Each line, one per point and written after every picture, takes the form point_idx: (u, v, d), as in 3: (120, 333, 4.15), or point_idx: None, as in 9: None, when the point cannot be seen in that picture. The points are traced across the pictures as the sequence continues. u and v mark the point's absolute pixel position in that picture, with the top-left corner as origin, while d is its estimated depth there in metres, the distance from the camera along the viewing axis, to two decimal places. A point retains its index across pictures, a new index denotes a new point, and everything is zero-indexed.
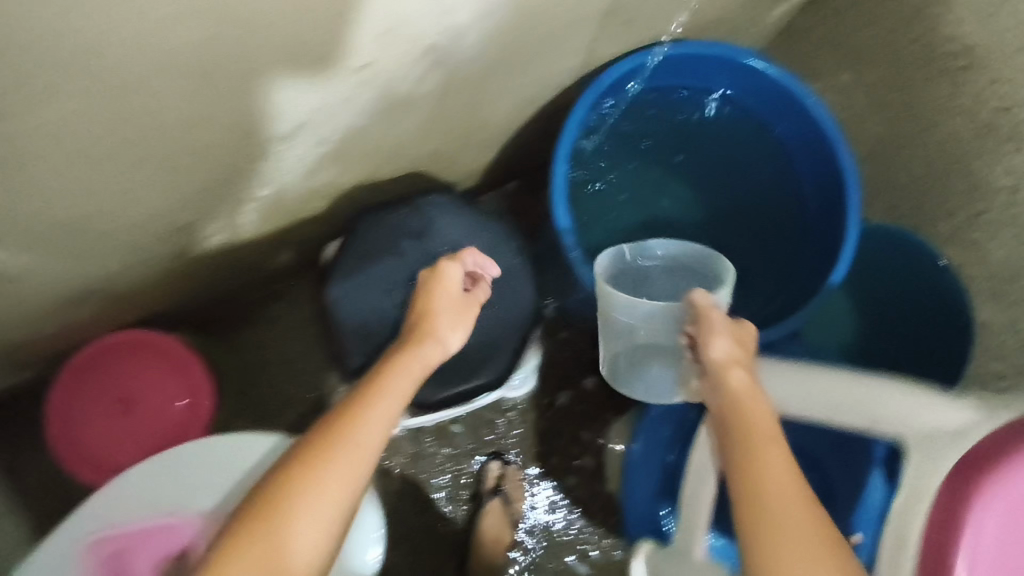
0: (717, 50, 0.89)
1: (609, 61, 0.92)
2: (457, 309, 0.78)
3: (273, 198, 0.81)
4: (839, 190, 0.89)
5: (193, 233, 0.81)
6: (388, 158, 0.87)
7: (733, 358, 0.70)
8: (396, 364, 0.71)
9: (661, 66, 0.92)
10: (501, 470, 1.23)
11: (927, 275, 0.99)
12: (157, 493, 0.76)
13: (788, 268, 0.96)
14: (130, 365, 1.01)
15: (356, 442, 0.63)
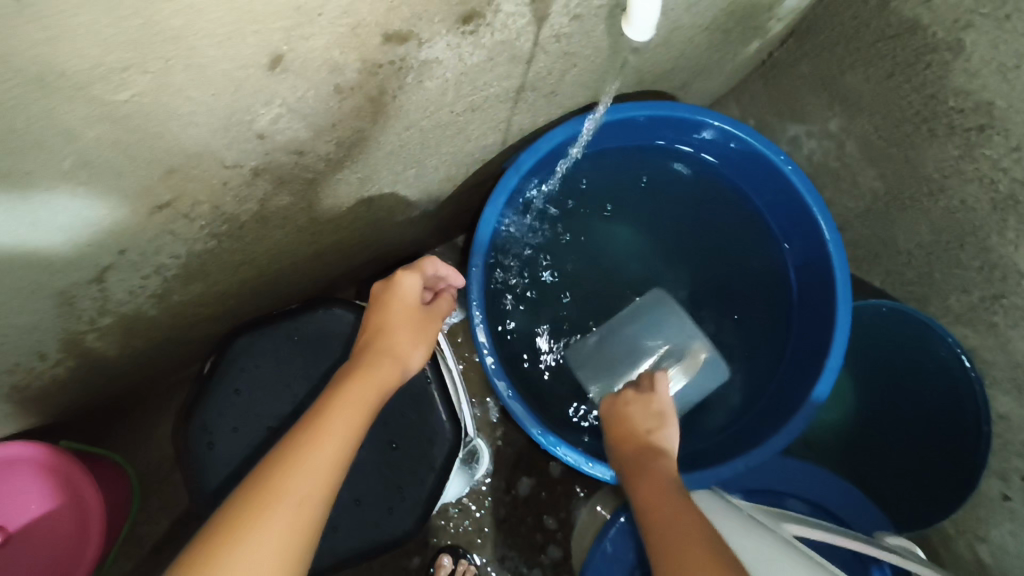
0: (669, 111, 0.73)
1: (540, 128, 0.76)
2: (409, 319, 0.65)
3: (121, 322, 0.66)
4: (825, 275, 0.73)
5: (27, 369, 0.66)
6: (271, 259, 0.72)
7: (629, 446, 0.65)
8: (344, 391, 0.56)
9: (603, 130, 0.76)
10: (452, 567, 1.06)
11: (943, 365, 0.82)
12: None
13: (769, 362, 0.80)
14: (10, 487, 0.86)
15: (291, 488, 0.47)
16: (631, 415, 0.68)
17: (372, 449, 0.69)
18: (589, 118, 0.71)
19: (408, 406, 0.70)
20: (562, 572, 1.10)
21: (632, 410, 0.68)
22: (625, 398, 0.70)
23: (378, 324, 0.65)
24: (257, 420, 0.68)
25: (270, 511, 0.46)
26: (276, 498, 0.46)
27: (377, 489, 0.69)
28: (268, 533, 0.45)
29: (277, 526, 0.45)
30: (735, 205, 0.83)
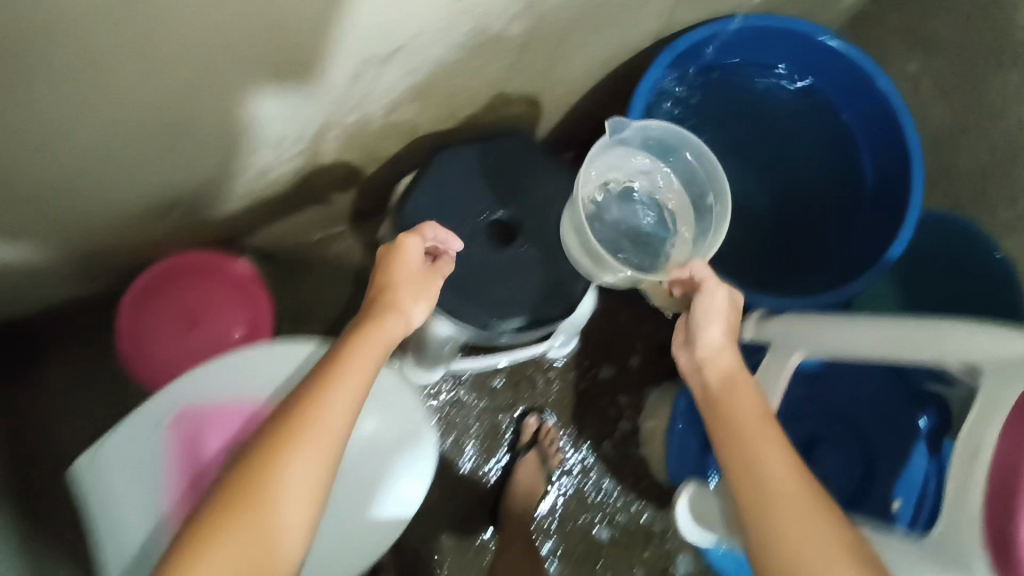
0: (797, 25, 0.88)
1: (684, 29, 0.91)
2: (410, 283, 0.72)
3: (355, 124, 0.85)
4: (905, 173, 0.88)
5: (277, 154, 0.85)
6: (466, 98, 0.90)
7: (728, 344, 0.72)
8: (355, 341, 0.64)
9: (736, 37, 0.91)
10: (538, 425, 1.25)
11: (984, 268, 0.97)
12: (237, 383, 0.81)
13: (840, 251, 0.94)
14: (200, 286, 1.08)
15: (308, 437, 0.56)
16: (727, 313, 0.74)
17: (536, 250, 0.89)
18: (735, 19, 0.87)
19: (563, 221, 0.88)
20: (631, 442, 1.29)
21: (729, 314, 0.74)
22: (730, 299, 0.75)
23: (383, 285, 0.71)
24: (454, 215, 0.88)
25: (302, 439, 0.56)
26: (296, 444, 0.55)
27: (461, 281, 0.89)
28: (301, 458, 0.55)
29: (311, 458, 0.55)
30: (820, 123, 0.98)
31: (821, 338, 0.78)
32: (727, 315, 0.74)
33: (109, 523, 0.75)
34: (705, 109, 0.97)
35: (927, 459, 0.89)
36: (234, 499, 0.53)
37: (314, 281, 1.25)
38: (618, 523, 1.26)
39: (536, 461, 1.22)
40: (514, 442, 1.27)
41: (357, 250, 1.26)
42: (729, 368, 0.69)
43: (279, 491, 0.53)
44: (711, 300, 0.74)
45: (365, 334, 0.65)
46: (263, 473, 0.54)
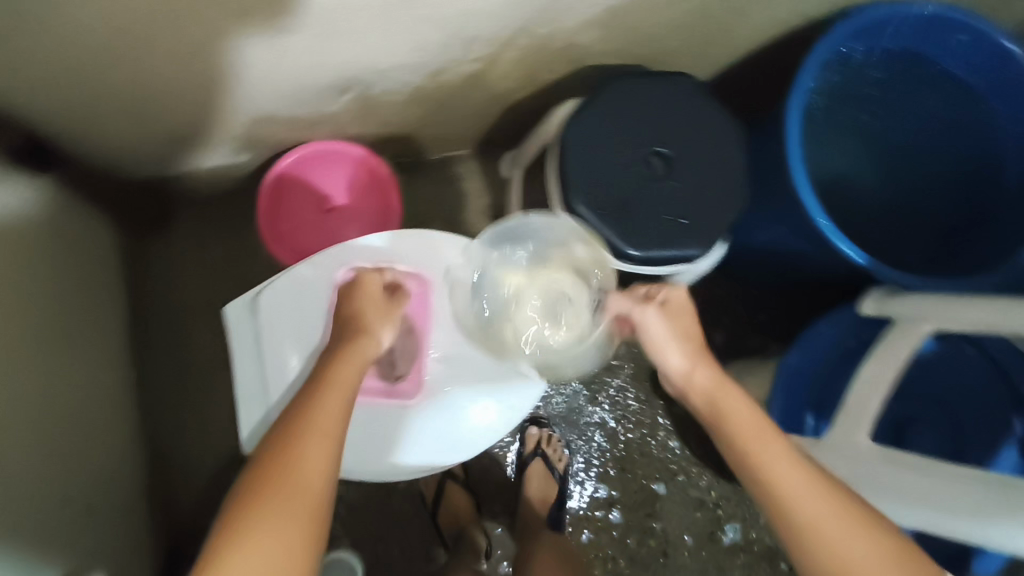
0: (974, 21, 0.88)
1: (860, 6, 0.92)
2: (373, 307, 0.82)
3: (540, 38, 0.90)
4: None
5: (464, 54, 0.90)
6: (642, 34, 0.94)
7: (692, 359, 0.80)
8: (335, 361, 0.72)
9: (910, 23, 0.92)
10: (538, 434, 1.27)
11: None
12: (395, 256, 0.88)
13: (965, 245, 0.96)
14: (348, 175, 1.15)
15: (317, 425, 0.63)
16: (679, 322, 0.83)
17: (691, 186, 0.90)
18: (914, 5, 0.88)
19: (719, 161, 0.90)
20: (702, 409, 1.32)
21: (678, 313, 0.84)
22: (668, 302, 0.84)
23: (351, 312, 0.81)
24: (622, 130, 0.90)
25: (310, 433, 0.62)
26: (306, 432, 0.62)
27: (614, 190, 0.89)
28: (311, 444, 0.61)
29: (320, 440, 0.62)
30: (972, 119, 0.97)
31: (948, 319, 0.78)
32: (671, 317, 0.83)
33: (252, 355, 0.85)
34: (865, 88, 0.99)
35: (1015, 459, 0.89)
36: (261, 483, 0.58)
37: (434, 195, 1.30)
38: (675, 481, 1.31)
39: (542, 472, 1.25)
40: (519, 448, 1.30)
41: (478, 174, 1.31)
42: (708, 387, 0.77)
43: (302, 446, 0.61)
44: (654, 321, 0.83)
45: (342, 354, 0.73)
46: (284, 441, 0.61)
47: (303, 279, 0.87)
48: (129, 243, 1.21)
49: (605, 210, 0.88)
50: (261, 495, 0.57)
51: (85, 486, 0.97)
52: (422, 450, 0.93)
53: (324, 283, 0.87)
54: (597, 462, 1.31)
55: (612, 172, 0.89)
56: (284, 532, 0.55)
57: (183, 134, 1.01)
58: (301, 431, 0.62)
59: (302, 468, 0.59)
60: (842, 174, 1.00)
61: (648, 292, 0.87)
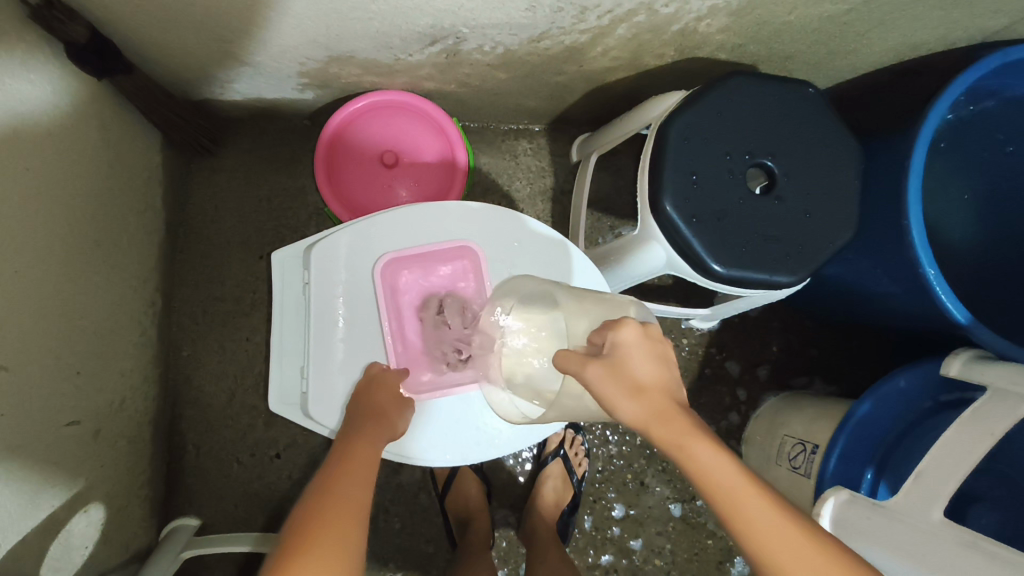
0: None
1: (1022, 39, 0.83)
2: (387, 393, 0.75)
3: (661, 17, 0.82)
4: None
5: (574, 22, 0.83)
6: (768, 32, 0.86)
7: (642, 413, 0.54)
8: (352, 445, 0.65)
9: None
10: (564, 436, 1.22)
11: None
12: (461, 231, 0.81)
13: None
14: (418, 133, 1.07)
15: (327, 510, 0.54)
16: (629, 376, 0.55)
17: (790, 208, 0.82)
18: None
19: (826, 186, 0.83)
20: (733, 437, 1.25)
21: (629, 359, 0.55)
22: (615, 350, 0.56)
23: (366, 396, 0.74)
24: (730, 133, 0.83)
25: (320, 519, 0.53)
26: (316, 518, 0.53)
27: (710, 195, 0.81)
28: (321, 535, 0.52)
29: (332, 525, 0.53)
30: None
31: None
32: (618, 372, 0.55)
33: (297, 309, 0.80)
34: (1004, 130, 0.91)
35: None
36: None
37: (495, 166, 1.23)
38: (693, 506, 1.25)
39: (560, 474, 1.20)
40: (540, 445, 1.25)
41: (545, 152, 1.24)
42: (671, 443, 0.53)
43: (320, 518, 0.53)
44: (598, 385, 0.56)
45: (358, 440, 0.66)
46: (304, 515, 0.54)
47: (361, 240, 0.79)
48: (175, 163, 1.16)
49: (698, 217, 0.81)
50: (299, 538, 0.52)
51: (97, 411, 0.93)
52: (440, 452, 0.80)
53: (378, 247, 0.80)
54: (615, 474, 1.25)
55: (710, 173, 0.82)
56: None
57: (254, 60, 0.95)
58: (319, 503, 0.55)
59: (329, 518, 0.53)
60: (935, 221, 0.94)
61: (595, 335, 0.59)
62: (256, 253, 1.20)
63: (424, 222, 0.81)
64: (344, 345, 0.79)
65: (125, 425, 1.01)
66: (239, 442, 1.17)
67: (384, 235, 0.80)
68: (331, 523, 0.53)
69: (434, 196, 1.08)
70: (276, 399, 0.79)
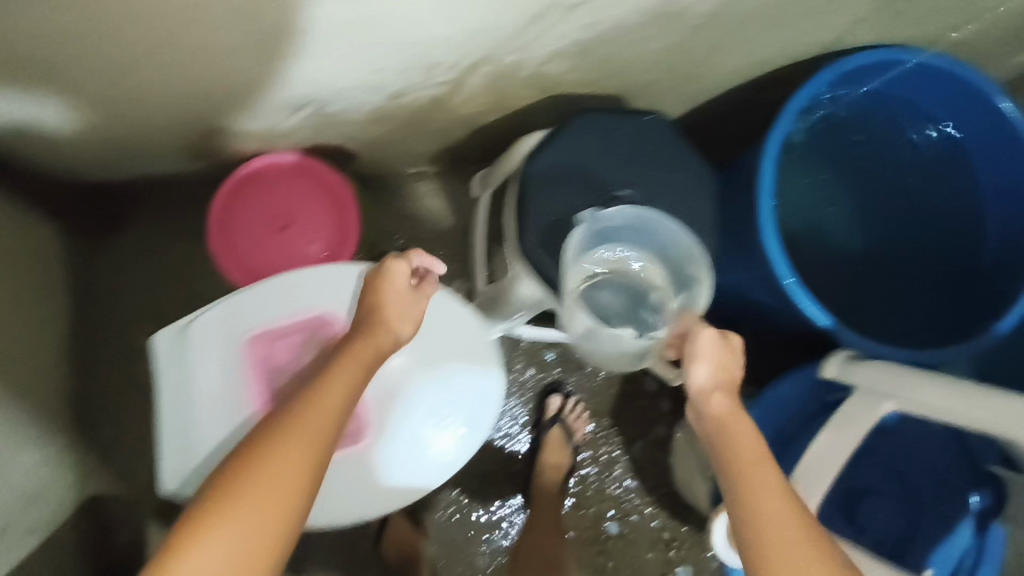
0: (975, 78, 0.84)
1: (858, 48, 0.89)
2: (397, 301, 0.77)
3: (506, 66, 0.84)
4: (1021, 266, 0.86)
5: (425, 80, 0.85)
6: (616, 67, 0.89)
7: (717, 381, 0.70)
8: (349, 351, 0.70)
9: (911, 73, 0.88)
10: (561, 405, 1.24)
11: None
12: (331, 292, 0.82)
13: (929, 317, 0.93)
14: (306, 195, 1.09)
15: (305, 419, 0.61)
16: (727, 363, 0.71)
17: (651, 237, 0.85)
18: (912, 55, 0.85)
19: (686, 212, 0.86)
20: (661, 449, 1.28)
21: (735, 354, 0.72)
22: (731, 341, 0.72)
23: (372, 304, 0.76)
24: (589, 169, 0.85)
25: (297, 429, 0.60)
26: (293, 425, 0.61)
27: (573, 232, 0.84)
28: (294, 442, 0.59)
29: (307, 437, 0.60)
30: (954, 186, 0.95)
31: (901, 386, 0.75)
32: (723, 353, 0.71)
33: (178, 391, 0.79)
34: (859, 132, 0.97)
35: (971, 537, 0.86)
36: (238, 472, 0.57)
37: (397, 210, 1.24)
38: (630, 521, 1.27)
39: (561, 439, 1.22)
40: (535, 417, 1.26)
41: (445, 191, 1.26)
42: (720, 413, 0.68)
43: (296, 428, 0.60)
44: (704, 343, 0.71)
45: (356, 348, 0.70)
46: (286, 420, 0.62)
47: (232, 313, 0.81)
48: (73, 245, 1.16)
49: (562, 255, 0.84)
50: (281, 432, 0.60)
51: (6, 509, 0.93)
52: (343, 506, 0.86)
53: (250, 318, 0.81)
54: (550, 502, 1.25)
55: (573, 211, 0.85)
56: (242, 533, 0.54)
57: (127, 142, 0.96)
58: (300, 411, 0.62)
59: (306, 423, 0.61)
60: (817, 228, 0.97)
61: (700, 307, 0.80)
62: (169, 324, 1.21)
63: (293, 289, 0.82)
64: (228, 419, 0.79)
65: (48, 514, 1.01)
66: (177, 511, 1.18)
67: (255, 305, 0.81)
68: (308, 426, 0.61)
69: (324, 258, 1.08)
70: (165, 482, 0.78)
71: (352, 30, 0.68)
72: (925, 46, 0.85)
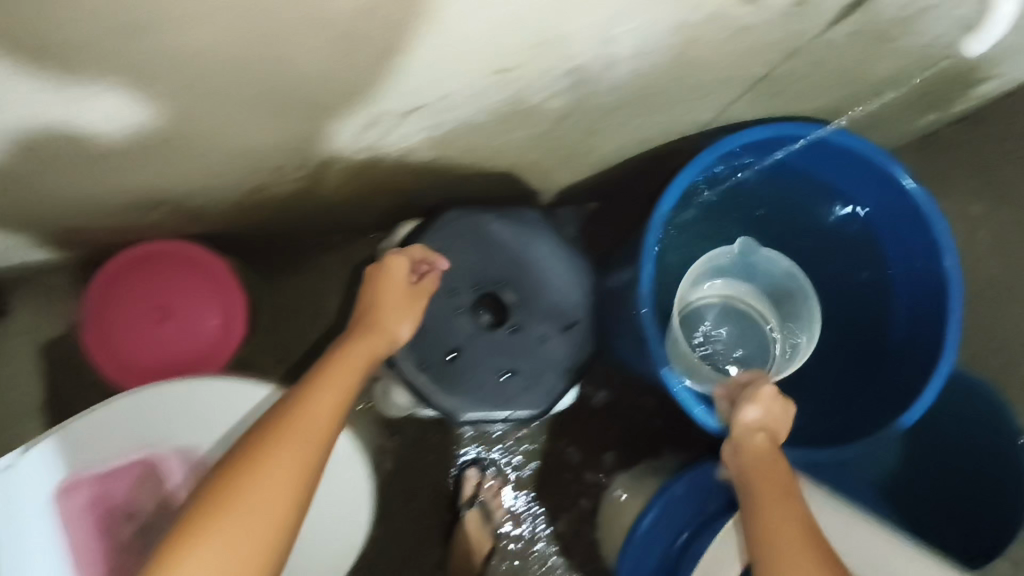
0: (875, 155, 0.80)
1: (754, 120, 0.84)
2: (395, 297, 0.74)
3: (362, 160, 0.77)
4: (928, 352, 0.81)
5: (277, 177, 0.78)
6: (489, 152, 0.83)
7: (765, 423, 0.75)
8: (341, 357, 0.69)
9: (810, 147, 0.84)
10: (478, 480, 1.19)
11: (984, 451, 0.91)
12: (165, 414, 0.77)
13: (833, 399, 0.90)
14: (186, 280, 1.01)
15: (293, 434, 0.62)
16: (774, 414, 0.75)
17: (527, 338, 0.81)
18: (807, 131, 0.80)
19: (564, 308, 0.81)
20: (587, 523, 1.22)
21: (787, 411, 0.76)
22: (762, 395, 0.76)
23: (370, 300, 0.74)
24: (460, 267, 0.80)
25: (284, 448, 0.61)
26: (280, 442, 0.61)
27: (442, 339, 0.80)
28: (282, 458, 0.60)
29: (295, 453, 0.61)
30: (860, 260, 0.91)
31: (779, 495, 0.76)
32: (767, 403, 0.76)
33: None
34: (759, 205, 0.94)
35: None
36: (228, 487, 0.59)
37: (299, 285, 1.17)
38: None
39: (478, 518, 1.17)
40: (453, 495, 1.21)
41: (351, 262, 1.19)
42: (759, 454, 0.73)
43: (281, 444, 0.61)
44: (756, 398, 0.75)
45: (346, 356, 0.69)
46: (273, 432, 0.62)
47: (56, 451, 0.73)
48: None
49: (430, 362, 0.80)
50: (268, 443, 0.61)
51: None
52: None
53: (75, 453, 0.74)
54: None
55: (444, 312, 0.81)
56: (235, 549, 0.56)
57: None
58: (286, 424, 0.62)
59: (291, 438, 0.62)
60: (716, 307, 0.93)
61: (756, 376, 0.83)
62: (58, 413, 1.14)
63: (121, 415, 0.76)
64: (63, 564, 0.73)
65: None
66: None
67: (79, 439, 0.74)
68: (296, 438, 0.62)
69: (213, 343, 1.03)
70: None
71: (158, 144, 0.62)
72: (821, 122, 0.80)
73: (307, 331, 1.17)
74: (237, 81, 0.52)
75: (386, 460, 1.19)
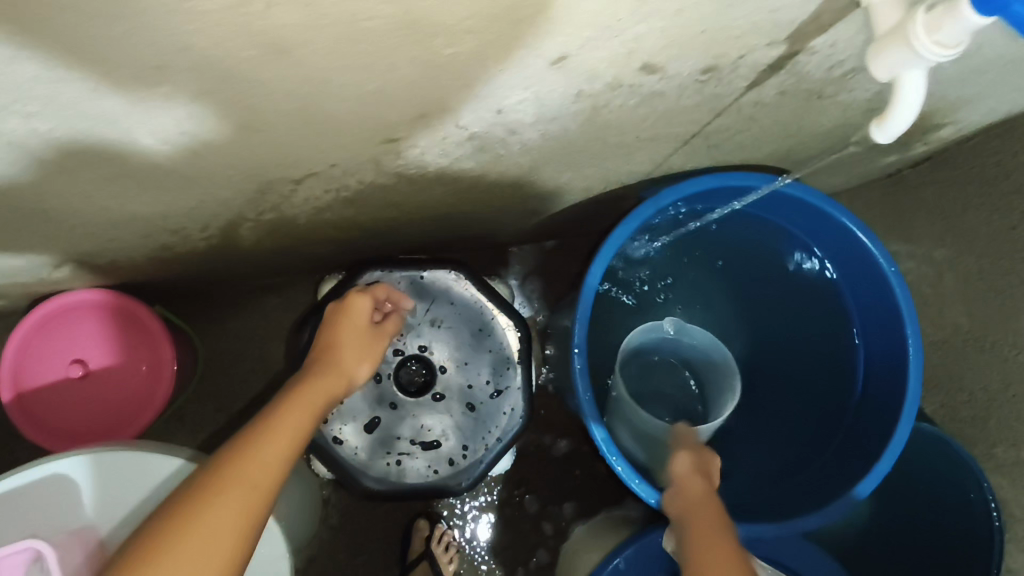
0: (832, 209, 0.74)
1: (705, 167, 0.78)
2: (355, 335, 0.75)
3: (272, 221, 0.73)
4: (884, 422, 0.75)
5: (183, 236, 0.74)
6: (414, 207, 0.78)
7: (698, 468, 0.70)
8: (300, 393, 0.66)
9: (765, 197, 0.77)
10: (429, 532, 1.13)
11: (951, 516, 0.85)
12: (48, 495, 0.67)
13: (790, 464, 0.85)
14: (108, 329, 0.96)
15: (247, 471, 0.56)
16: (709, 465, 0.71)
17: None
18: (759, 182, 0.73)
19: None
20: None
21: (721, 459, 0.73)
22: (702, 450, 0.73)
23: (330, 339, 0.74)
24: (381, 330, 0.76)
25: (235, 486, 0.55)
26: (233, 476, 0.55)
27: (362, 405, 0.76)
28: (232, 496, 0.54)
29: (245, 491, 0.55)
30: (820, 315, 0.85)
31: None
32: (700, 452, 0.72)
33: None
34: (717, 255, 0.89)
35: None
36: (168, 524, 0.52)
37: (242, 330, 1.13)
38: None
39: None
40: (403, 547, 1.15)
41: (296, 306, 1.14)
42: (697, 500, 0.67)
43: (231, 480, 0.55)
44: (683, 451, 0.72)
45: (305, 391, 0.66)
46: (223, 468, 0.56)
47: None
48: None
49: None
50: (220, 477, 0.55)
51: None
52: None
53: None
54: None
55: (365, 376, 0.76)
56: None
57: None
58: (239, 458, 0.57)
59: (245, 472, 0.56)
60: None
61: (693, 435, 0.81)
62: None
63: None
64: None
65: None
66: None
67: None
68: (248, 474, 0.56)
69: (144, 388, 0.96)
70: None
71: (30, 215, 0.58)
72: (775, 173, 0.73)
73: (249, 379, 1.12)
74: (85, 159, 0.47)
75: (333, 512, 1.14)
